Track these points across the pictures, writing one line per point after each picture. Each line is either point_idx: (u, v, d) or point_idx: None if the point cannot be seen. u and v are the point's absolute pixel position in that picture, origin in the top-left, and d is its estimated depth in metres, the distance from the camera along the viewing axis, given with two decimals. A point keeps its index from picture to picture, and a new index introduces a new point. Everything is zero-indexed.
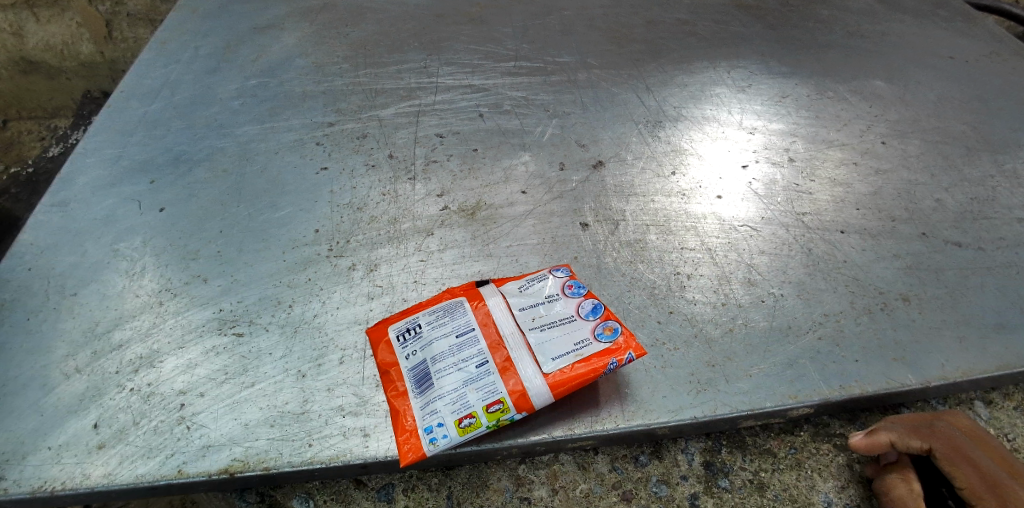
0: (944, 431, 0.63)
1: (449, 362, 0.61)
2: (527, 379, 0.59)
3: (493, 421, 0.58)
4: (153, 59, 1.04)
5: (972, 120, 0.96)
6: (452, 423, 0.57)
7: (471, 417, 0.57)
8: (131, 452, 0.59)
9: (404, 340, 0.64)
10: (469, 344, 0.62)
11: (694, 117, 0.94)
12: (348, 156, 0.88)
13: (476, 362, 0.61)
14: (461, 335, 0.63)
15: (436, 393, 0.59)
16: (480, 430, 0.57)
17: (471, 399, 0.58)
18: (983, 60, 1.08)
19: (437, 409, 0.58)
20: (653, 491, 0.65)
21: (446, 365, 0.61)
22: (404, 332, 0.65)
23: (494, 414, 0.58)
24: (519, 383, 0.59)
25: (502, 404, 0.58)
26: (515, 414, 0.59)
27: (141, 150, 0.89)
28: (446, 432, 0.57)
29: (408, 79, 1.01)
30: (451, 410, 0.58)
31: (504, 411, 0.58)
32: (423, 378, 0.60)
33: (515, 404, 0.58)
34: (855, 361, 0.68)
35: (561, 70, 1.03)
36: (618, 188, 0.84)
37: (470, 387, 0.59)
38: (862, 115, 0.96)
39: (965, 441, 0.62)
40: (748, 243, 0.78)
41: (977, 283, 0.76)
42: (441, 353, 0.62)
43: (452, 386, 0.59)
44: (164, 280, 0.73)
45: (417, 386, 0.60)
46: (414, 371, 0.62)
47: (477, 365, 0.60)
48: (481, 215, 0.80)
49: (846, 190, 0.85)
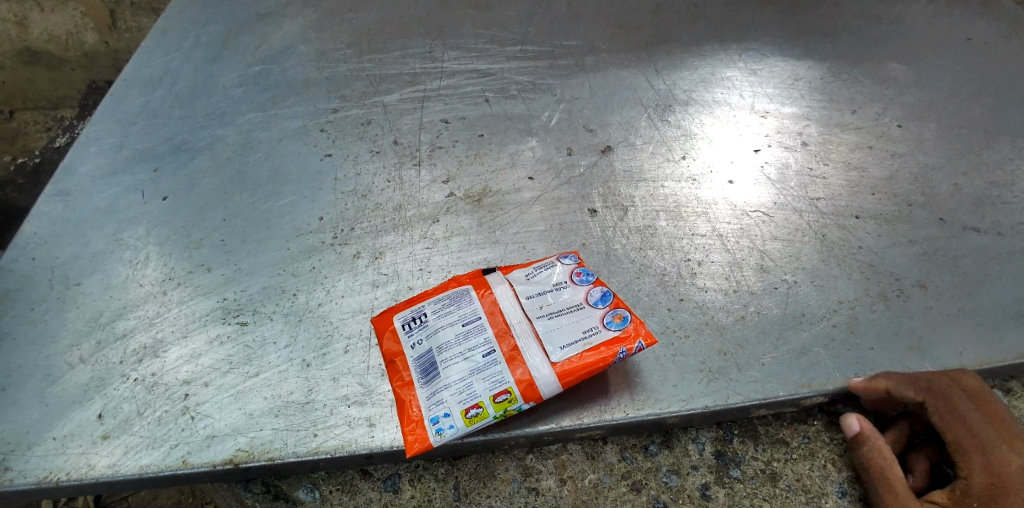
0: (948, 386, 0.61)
1: (456, 351, 0.60)
2: (534, 368, 0.58)
3: (500, 412, 0.57)
4: (154, 47, 1.02)
5: (992, 102, 0.94)
6: (458, 413, 0.56)
7: (477, 407, 0.56)
8: (135, 443, 0.59)
9: (409, 329, 0.63)
10: (475, 332, 0.61)
11: (704, 100, 0.92)
12: (351, 143, 0.86)
13: (482, 351, 0.60)
14: (468, 324, 0.62)
15: (441, 383, 0.58)
16: (488, 421, 0.56)
17: (477, 389, 0.57)
18: (1002, 41, 1.04)
19: (444, 399, 0.57)
20: (663, 481, 0.65)
21: (452, 355, 0.60)
22: (409, 321, 0.64)
23: (501, 404, 0.57)
24: (527, 372, 0.58)
25: (510, 394, 0.57)
26: (523, 404, 0.58)
27: (142, 139, 0.87)
28: (452, 422, 0.56)
29: (412, 64, 0.99)
30: (457, 400, 0.57)
31: (512, 401, 0.57)
32: (429, 368, 0.60)
33: (523, 394, 0.57)
34: (871, 349, 0.66)
35: (568, 54, 1.00)
36: (627, 174, 0.82)
37: (477, 376, 0.58)
38: (878, 97, 0.94)
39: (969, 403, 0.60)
40: (761, 229, 0.76)
41: (996, 270, 0.73)
42: (447, 342, 0.61)
43: (459, 375, 0.58)
44: (166, 269, 0.72)
45: (423, 376, 0.60)
46: (419, 361, 0.61)
47: (484, 355, 0.59)
48: (488, 202, 0.79)
49: (861, 174, 0.83)
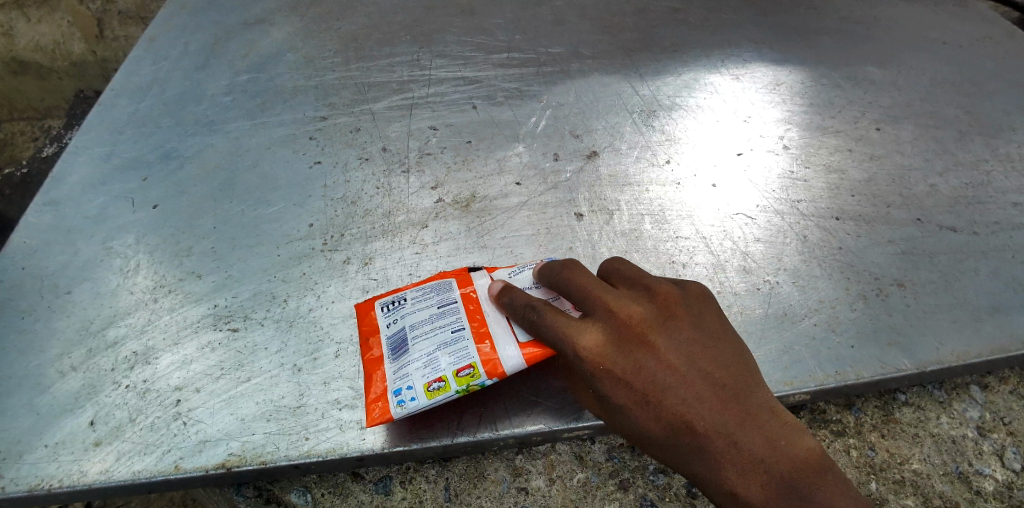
0: (522, 301, 0.58)
1: (426, 329, 0.61)
2: (501, 348, 0.59)
3: (462, 386, 0.57)
4: (143, 56, 1.03)
5: (966, 103, 0.96)
6: (421, 386, 0.57)
7: (439, 380, 0.57)
8: (128, 449, 0.59)
9: (386, 310, 0.65)
10: (448, 312, 0.62)
11: (688, 106, 0.94)
12: (339, 150, 0.87)
13: (452, 328, 0.61)
14: (442, 305, 0.63)
15: (408, 358, 0.60)
16: (450, 394, 0.57)
17: (442, 363, 0.58)
18: (976, 44, 1.07)
19: (408, 372, 0.59)
20: (650, 479, 0.67)
21: (422, 331, 0.61)
22: (388, 303, 0.66)
23: (463, 378, 0.57)
24: (493, 351, 0.59)
25: (473, 369, 0.58)
26: (486, 380, 0.58)
27: (131, 148, 0.88)
28: (414, 395, 0.57)
29: (400, 71, 1.00)
30: (421, 374, 0.58)
31: (474, 376, 0.58)
32: (399, 344, 0.61)
33: (486, 370, 0.58)
34: (851, 347, 0.68)
35: (554, 61, 1.02)
36: (612, 179, 0.84)
37: (443, 351, 0.59)
38: (857, 101, 0.96)
39: (542, 313, 0.57)
40: (743, 231, 0.78)
41: (973, 267, 0.76)
42: (419, 320, 0.62)
43: (426, 350, 0.59)
44: (158, 277, 0.72)
45: (392, 352, 0.61)
46: (392, 339, 0.62)
47: (453, 332, 0.60)
48: (476, 207, 0.80)
49: (840, 177, 0.85)
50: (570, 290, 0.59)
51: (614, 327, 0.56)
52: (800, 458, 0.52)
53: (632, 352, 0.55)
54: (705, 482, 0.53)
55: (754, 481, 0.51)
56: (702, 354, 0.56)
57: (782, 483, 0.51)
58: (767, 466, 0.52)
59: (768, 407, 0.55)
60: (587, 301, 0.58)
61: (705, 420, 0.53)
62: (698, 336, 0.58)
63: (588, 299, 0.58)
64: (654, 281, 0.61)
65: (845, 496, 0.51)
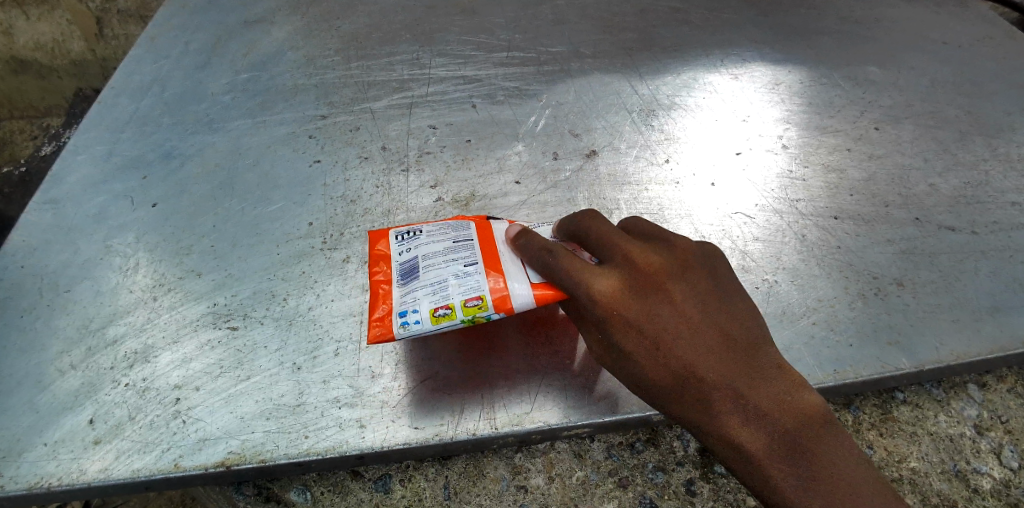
0: (539, 244, 0.58)
1: (439, 258, 0.62)
2: (512, 283, 0.59)
3: (468, 317, 0.58)
4: (143, 55, 1.03)
5: (966, 104, 0.97)
6: (427, 310, 0.58)
7: (446, 307, 0.58)
8: (127, 447, 0.59)
9: (401, 240, 0.65)
10: (463, 246, 0.63)
11: (687, 105, 0.94)
12: (339, 149, 0.87)
13: (465, 261, 0.61)
14: (458, 240, 0.63)
15: (418, 284, 0.60)
16: (454, 322, 0.58)
17: (451, 291, 0.59)
18: (975, 45, 1.07)
19: (416, 296, 0.59)
20: (649, 478, 0.68)
21: (435, 260, 0.62)
22: (404, 234, 0.66)
23: (471, 309, 0.58)
24: (503, 285, 0.59)
25: (481, 300, 0.58)
26: (492, 313, 0.58)
27: (131, 147, 0.88)
28: (419, 318, 0.57)
29: (400, 71, 1.00)
30: (429, 299, 0.58)
31: (481, 308, 0.58)
32: (410, 271, 0.62)
33: (494, 303, 0.58)
34: (850, 346, 0.68)
35: (554, 61, 1.02)
36: (612, 178, 0.84)
37: (454, 280, 0.59)
38: (856, 100, 0.96)
39: (561, 257, 0.56)
40: (742, 231, 0.78)
41: (972, 267, 0.76)
42: (433, 251, 0.63)
43: (437, 278, 0.60)
44: (157, 276, 0.72)
45: (402, 277, 0.62)
46: (403, 265, 0.63)
47: (466, 263, 0.61)
48: (476, 206, 0.80)
49: (840, 176, 0.85)
50: (589, 238, 0.59)
51: (632, 275, 0.56)
52: (800, 414, 0.54)
53: (647, 300, 0.55)
54: (706, 431, 0.54)
55: (755, 432, 0.53)
56: (713, 307, 0.57)
57: (782, 434, 0.53)
58: (769, 418, 0.53)
59: (774, 362, 0.56)
60: (606, 250, 0.58)
61: (713, 371, 0.54)
62: (710, 290, 0.58)
63: (608, 248, 0.58)
64: (670, 235, 0.61)
65: (840, 448, 0.53)
